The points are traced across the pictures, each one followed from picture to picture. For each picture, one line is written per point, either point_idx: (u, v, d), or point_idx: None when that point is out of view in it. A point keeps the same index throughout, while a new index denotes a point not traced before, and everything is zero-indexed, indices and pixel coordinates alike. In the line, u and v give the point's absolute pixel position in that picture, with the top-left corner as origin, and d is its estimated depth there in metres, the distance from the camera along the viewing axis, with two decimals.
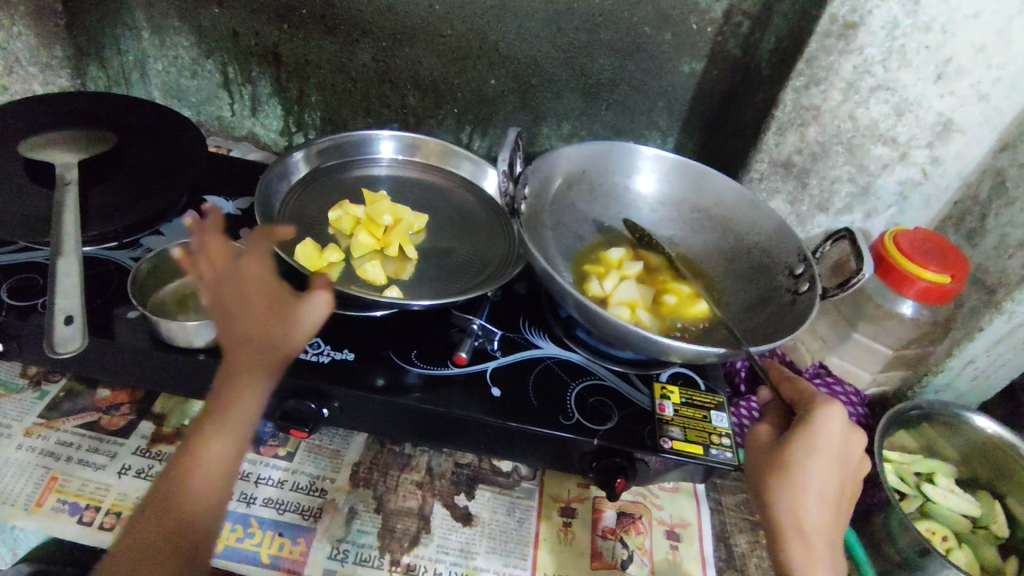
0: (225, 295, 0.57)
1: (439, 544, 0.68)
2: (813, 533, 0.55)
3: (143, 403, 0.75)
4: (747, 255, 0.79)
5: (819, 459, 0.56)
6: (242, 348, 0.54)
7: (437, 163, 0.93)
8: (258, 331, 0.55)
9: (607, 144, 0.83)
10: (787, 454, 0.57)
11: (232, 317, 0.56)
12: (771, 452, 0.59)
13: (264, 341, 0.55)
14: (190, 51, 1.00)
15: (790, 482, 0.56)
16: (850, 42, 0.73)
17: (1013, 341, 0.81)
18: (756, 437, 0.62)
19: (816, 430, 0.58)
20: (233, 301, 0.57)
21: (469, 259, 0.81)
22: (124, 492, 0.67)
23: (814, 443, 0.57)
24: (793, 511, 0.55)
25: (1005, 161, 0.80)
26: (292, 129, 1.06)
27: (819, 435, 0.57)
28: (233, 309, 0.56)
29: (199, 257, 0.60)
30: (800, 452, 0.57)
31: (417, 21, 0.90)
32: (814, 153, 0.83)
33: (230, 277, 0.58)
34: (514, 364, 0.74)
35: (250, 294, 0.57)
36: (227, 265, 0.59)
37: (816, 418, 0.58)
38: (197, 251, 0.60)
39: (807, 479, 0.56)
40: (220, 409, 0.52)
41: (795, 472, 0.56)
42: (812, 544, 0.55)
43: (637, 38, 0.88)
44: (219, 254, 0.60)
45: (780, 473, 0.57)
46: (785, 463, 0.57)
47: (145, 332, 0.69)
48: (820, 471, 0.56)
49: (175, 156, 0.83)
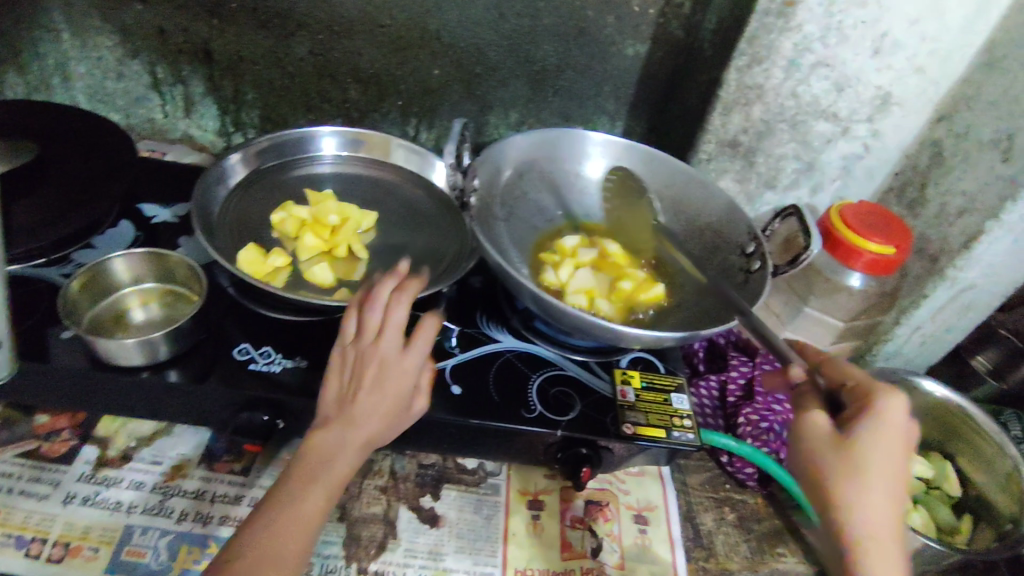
0: (369, 374, 0.54)
1: (406, 548, 0.67)
2: (889, 545, 0.48)
3: (85, 426, 0.71)
4: (700, 236, 0.79)
5: (894, 458, 0.49)
6: (347, 432, 0.52)
7: (382, 158, 0.90)
8: (383, 424, 0.53)
9: (556, 131, 0.82)
10: (855, 454, 0.49)
11: (361, 402, 0.53)
12: (835, 450, 0.50)
13: (368, 441, 0.53)
14: (115, 51, 0.94)
15: (865, 488, 0.49)
16: (789, 19, 0.73)
17: (954, 306, 0.83)
18: (806, 428, 0.52)
19: (884, 422, 0.50)
20: (370, 388, 0.53)
21: (422, 255, 0.79)
22: (71, 522, 0.64)
23: (886, 438, 0.50)
24: (868, 522, 0.48)
25: (942, 132, 0.82)
26: (230, 129, 1.02)
27: (889, 428, 0.50)
28: (367, 394, 0.53)
29: (373, 311, 0.55)
30: (869, 451, 0.49)
31: (354, 11, 0.87)
32: (760, 132, 0.83)
33: (389, 361, 0.54)
34: (474, 361, 0.73)
35: (392, 393, 0.54)
36: (395, 348, 0.55)
37: (881, 407, 0.50)
38: (372, 305, 0.55)
39: (878, 481, 0.49)
40: (320, 479, 0.51)
41: (867, 476, 0.49)
42: (891, 559, 0.48)
43: (580, 22, 0.87)
44: (394, 320, 0.55)
45: (851, 476, 0.49)
46: (855, 465, 0.49)
47: (81, 353, 0.65)
48: (893, 469, 0.49)
49: (102, 163, 0.78)
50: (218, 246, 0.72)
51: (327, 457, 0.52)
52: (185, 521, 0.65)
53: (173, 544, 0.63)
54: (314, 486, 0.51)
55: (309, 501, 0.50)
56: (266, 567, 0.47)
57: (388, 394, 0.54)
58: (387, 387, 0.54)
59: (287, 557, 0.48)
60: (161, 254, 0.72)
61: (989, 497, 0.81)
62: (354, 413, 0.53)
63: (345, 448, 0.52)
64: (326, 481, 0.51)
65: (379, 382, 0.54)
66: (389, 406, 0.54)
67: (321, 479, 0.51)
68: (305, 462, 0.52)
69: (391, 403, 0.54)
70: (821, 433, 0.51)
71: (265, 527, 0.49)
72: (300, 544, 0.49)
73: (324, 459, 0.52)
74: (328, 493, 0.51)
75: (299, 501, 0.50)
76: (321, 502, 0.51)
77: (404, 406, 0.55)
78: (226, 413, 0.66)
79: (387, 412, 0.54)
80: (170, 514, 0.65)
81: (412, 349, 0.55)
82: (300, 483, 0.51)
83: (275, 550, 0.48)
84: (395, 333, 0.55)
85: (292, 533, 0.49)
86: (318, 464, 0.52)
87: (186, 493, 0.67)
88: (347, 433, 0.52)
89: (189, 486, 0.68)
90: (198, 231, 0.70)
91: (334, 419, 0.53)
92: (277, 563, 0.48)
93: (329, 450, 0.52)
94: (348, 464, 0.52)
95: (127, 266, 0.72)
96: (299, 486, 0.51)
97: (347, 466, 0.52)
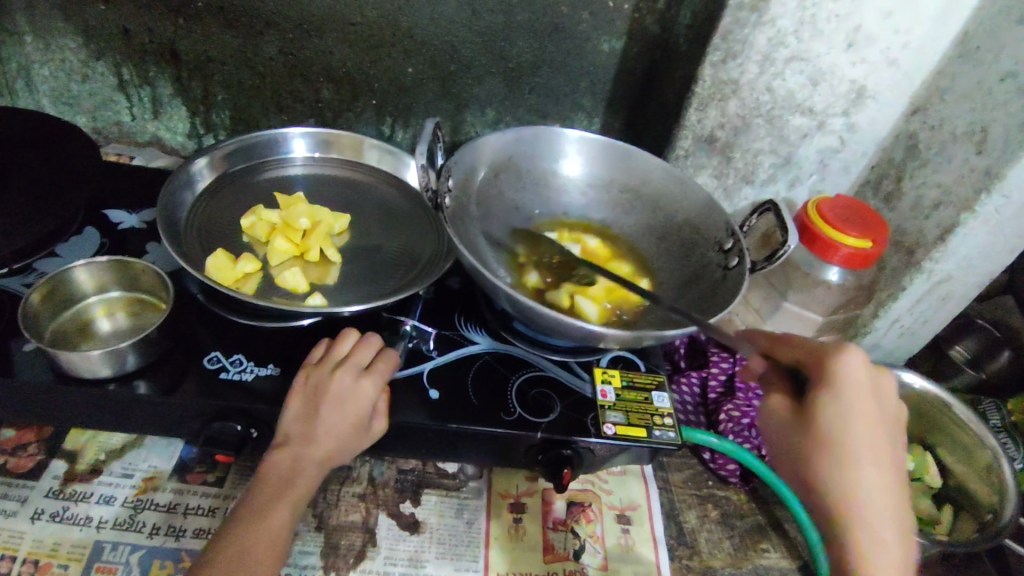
0: (329, 395, 0.60)
1: (386, 556, 0.66)
2: (875, 515, 0.51)
3: (53, 440, 0.69)
4: (678, 233, 0.79)
5: (853, 422, 0.52)
6: (308, 449, 0.58)
7: (355, 158, 0.89)
8: (342, 434, 0.60)
9: (531, 129, 0.81)
10: (814, 427, 0.53)
11: (321, 420, 0.59)
12: (795, 428, 0.55)
13: (327, 457, 0.59)
14: (79, 53, 0.92)
15: (833, 460, 0.52)
16: (762, 14, 0.73)
17: (931, 299, 0.84)
18: (769, 416, 0.57)
19: (842, 388, 0.53)
20: (333, 400, 0.60)
21: (397, 256, 0.78)
22: (39, 538, 0.62)
23: (844, 400, 0.53)
24: (847, 493, 0.51)
25: (916, 124, 0.82)
26: (200, 131, 1.00)
27: (848, 388, 0.53)
28: (328, 412, 0.60)
29: (342, 341, 0.66)
30: (824, 420, 0.53)
31: (324, 9, 0.85)
32: (736, 127, 0.83)
33: (349, 381, 0.62)
34: (451, 364, 0.72)
35: (350, 409, 0.60)
36: (354, 371, 0.63)
37: (834, 369, 0.54)
38: (343, 338, 0.66)
39: (843, 449, 0.52)
40: (287, 486, 0.57)
41: (830, 446, 0.52)
42: (880, 526, 0.51)
43: (554, 18, 0.86)
44: (361, 349, 0.65)
45: (818, 450, 0.53)
46: (818, 437, 0.53)
47: (44, 365, 0.63)
48: (863, 433, 0.52)
49: (62, 167, 0.76)
50: (186, 253, 0.70)
51: (289, 474, 0.58)
52: (157, 535, 0.64)
53: (145, 559, 0.62)
54: (278, 501, 0.57)
55: (277, 506, 0.56)
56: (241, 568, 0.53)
57: (347, 407, 0.60)
58: (346, 400, 0.60)
59: (255, 564, 0.54)
60: (125, 262, 0.70)
61: (968, 486, 0.81)
62: (314, 431, 0.59)
63: (303, 464, 0.58)
64: (289, 496, 0.57)
65: (338, 401, 0.60)
66: (347, 418, 0.60)
67: (289, 486, 0.57)
68: (273, 472, 0.58)
69: (350, 419, 0.60)
70: (782, 416, 0.56)
71: (233, 539, 0.54)
72: (267, 552, 0.55)
73: (290, 468, 0.58)
74: (294, 499, 0.57)
75: (263, 516, 0.56)
76: (284, 514, 0.56)
77: (362, 424, 0.61)
78: (197, 424, 0.65)
79: (346, 426, 0.60)
80: (142, 528, 0.64)
81: (372, 372, 0.63)
82: (262, 499, 0.57)
83: (243, 558, 0.53)
84: (360, 358, 0.64)
85: (262, 534, 0.55)
86: (280, 481, 0.58)
87: (159, 506, 0.66)
88: (309, 446, 0.59)
89: (162, 499, 0.66)
90: (163, 238, 0.68)
91: (295, 438, 0.59)
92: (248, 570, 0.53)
93: (289, 467, 0.58)
94: (309, 479, 0.58)
95: (89, 275, 0.70)
96: (262, 502, 0.56)
97: (308, 478, 0.58)
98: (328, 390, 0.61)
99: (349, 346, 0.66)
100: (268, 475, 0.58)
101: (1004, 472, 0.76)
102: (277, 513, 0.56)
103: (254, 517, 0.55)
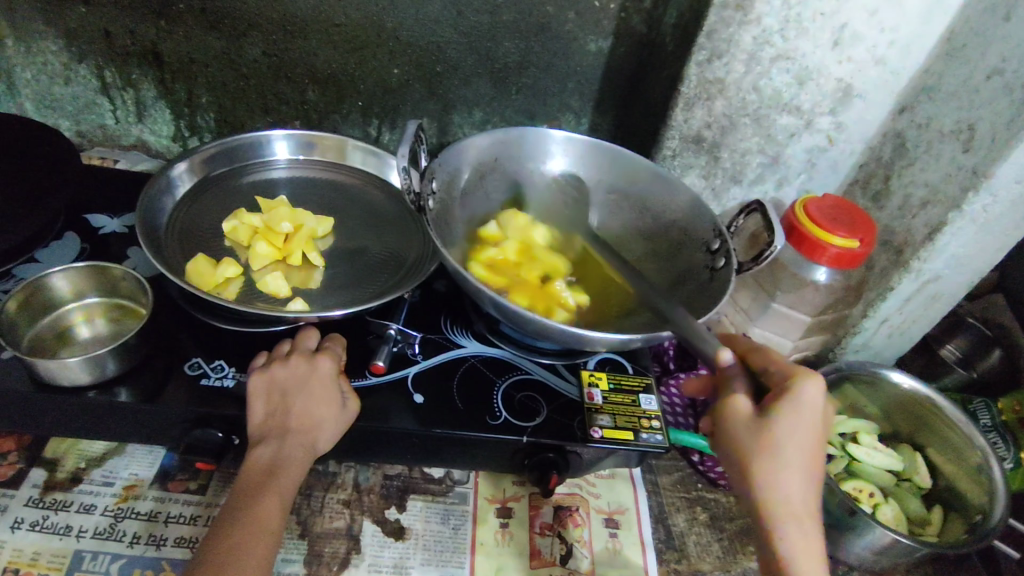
0: (290, 382, 0.62)
1: (371, 563, 0.65)
2: (802, 520, 0.52)
3: (33, 448, 0.68)
4: (666, 234, 0.78)
5: (804, 438, 0.52)
6: (287, 436, 0.59)
7: (338, 160, 0.88)
8: (315, 416, 0.61)
9: (518, 129, 0.79)
10: (769, 437, 0.52)
11: (291, 407, 0.61)
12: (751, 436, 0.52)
13: (307, 442, 0.60)
14: (61, 57, 0.91)
15: (783, 473, 0.52)
16: (747, 12, 0.72)
17: (921, 298, 0.83)
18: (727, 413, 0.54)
19: (798, 408, 0.52)
20: (298, 388, 0.62)
21: (382, 259, 0.77)
22: (19, 548, 0.61)
23: (794, 418, 0.52)
24: (784, 492, 0.52)
25: (904, 123, 0.81)
26: (185, 134, 0.99)
27: (809, 404, 0.53)
28: (295, 400, 0.61)
29: (284, 341, 0.67)
30: (784, 435, 0.52)
31: (307, 10, 0.85)
32: (723, 127, 0.82)
33: (305, 364, 0.64)
34: (436, 368, 0.71)
35: (316, 389, 0.62)
36: (307, 358, 0.65)
37: (796, 391, 0.53)
38: (274, 349, 0.66)
39: (794, 457, 0.52)
40: (270, 480, 0.58)
41: (781, 455, 0.52)
42: (805, 528, 0.52)
43: (541, 18, 0.85)
44: (304, 343, 0.67)
45: (770, 452, 0.52)
46: (771, 446, 0.52)
47: (22, 373, 0.62)
48: (803, 448, 0.52)
49: (40, 170, 0.75)
50: (165, 260, 0.69)
51: (270, 467, 0.58)
52: (138, 544, 0.63)
53: (126, 568, 0.61)
54: (263, 492, 0.57)
55: (263, 499, 0.56)
56: (234, 563, 0.53)
57: (311, 391, 0.62)
58: (309, 386, 0.62)
59: (252, 556, 0.54)
60: (104, 267, 0.69)
61: (958, 486, 0.80)
62: (288, 421, 0.60)
63: (286, 454, 0.59)
64: (273, 488, 0.57)
65: (300, 386, 0.62)
66: (316, 399, 0.61)
67: (273, 480, 0.58)
68: (254, 470, 0.58)
69: (319, 400, 0.61)
70: (743, 416, 0.53)
71: (224, 535, 0.54)
72: (261, 543, 0.55)
73: (272, 464, 0.58)
74: (282, 488, 0.58)
75: (250, 510, 0.56)
76: (276, 508, 0.57)
77: (333, 401, 0.62)
78: (178, 431, 0.64)
79: (319, 407, 0.61)
80: (123, 537, 0.63)
81: (323, 356, 0.65)
82: (245, 495, 0.57)
83: (235, 553, 0.53)
84: (307, 347, 0.66)
85: (253, 528, 0.55)
86: (263, 473, 0.58)
87: (139, 514, 0.65)
88: (284, 439, 0.59)
89: (142, 507, 0.65)
90: (143, 242, 0.68)
91: (270, 434, 0.60)
92: (241, 564, 0.53)
93: (271, 460, 0.59)
94: (292, 469, 0.59)
95: (68, 280, 0.69)
96: (244, 505, 0.56)
97: (293, 471, 0.59)
98: (284, 384, 0.62)
99: (289, 344, 0.67)
100: (247, 477, 0.58)
101: (992, 474, 0.75)
102: (266, 504, 0.56)
103: (244, 516, 0.55)
